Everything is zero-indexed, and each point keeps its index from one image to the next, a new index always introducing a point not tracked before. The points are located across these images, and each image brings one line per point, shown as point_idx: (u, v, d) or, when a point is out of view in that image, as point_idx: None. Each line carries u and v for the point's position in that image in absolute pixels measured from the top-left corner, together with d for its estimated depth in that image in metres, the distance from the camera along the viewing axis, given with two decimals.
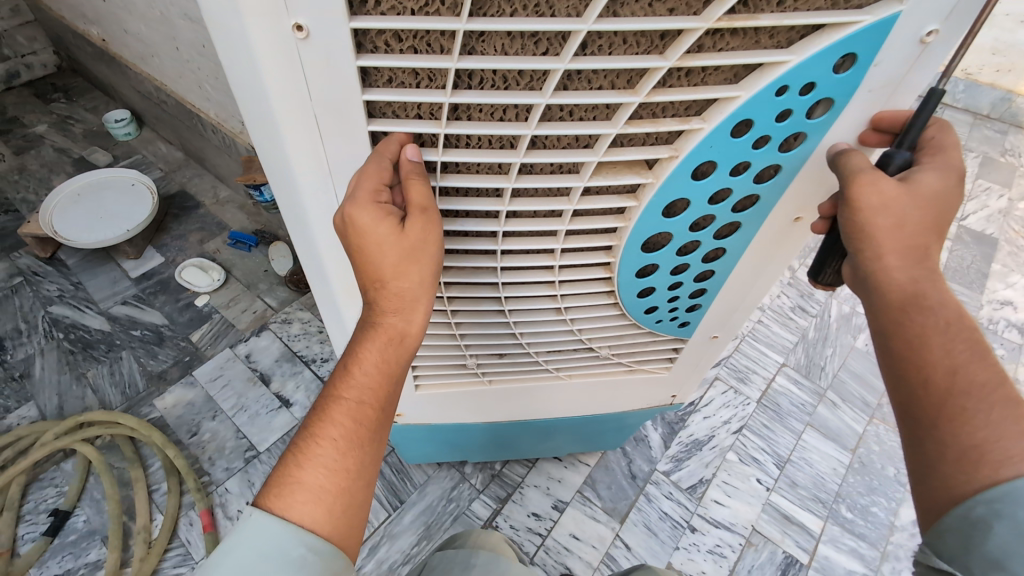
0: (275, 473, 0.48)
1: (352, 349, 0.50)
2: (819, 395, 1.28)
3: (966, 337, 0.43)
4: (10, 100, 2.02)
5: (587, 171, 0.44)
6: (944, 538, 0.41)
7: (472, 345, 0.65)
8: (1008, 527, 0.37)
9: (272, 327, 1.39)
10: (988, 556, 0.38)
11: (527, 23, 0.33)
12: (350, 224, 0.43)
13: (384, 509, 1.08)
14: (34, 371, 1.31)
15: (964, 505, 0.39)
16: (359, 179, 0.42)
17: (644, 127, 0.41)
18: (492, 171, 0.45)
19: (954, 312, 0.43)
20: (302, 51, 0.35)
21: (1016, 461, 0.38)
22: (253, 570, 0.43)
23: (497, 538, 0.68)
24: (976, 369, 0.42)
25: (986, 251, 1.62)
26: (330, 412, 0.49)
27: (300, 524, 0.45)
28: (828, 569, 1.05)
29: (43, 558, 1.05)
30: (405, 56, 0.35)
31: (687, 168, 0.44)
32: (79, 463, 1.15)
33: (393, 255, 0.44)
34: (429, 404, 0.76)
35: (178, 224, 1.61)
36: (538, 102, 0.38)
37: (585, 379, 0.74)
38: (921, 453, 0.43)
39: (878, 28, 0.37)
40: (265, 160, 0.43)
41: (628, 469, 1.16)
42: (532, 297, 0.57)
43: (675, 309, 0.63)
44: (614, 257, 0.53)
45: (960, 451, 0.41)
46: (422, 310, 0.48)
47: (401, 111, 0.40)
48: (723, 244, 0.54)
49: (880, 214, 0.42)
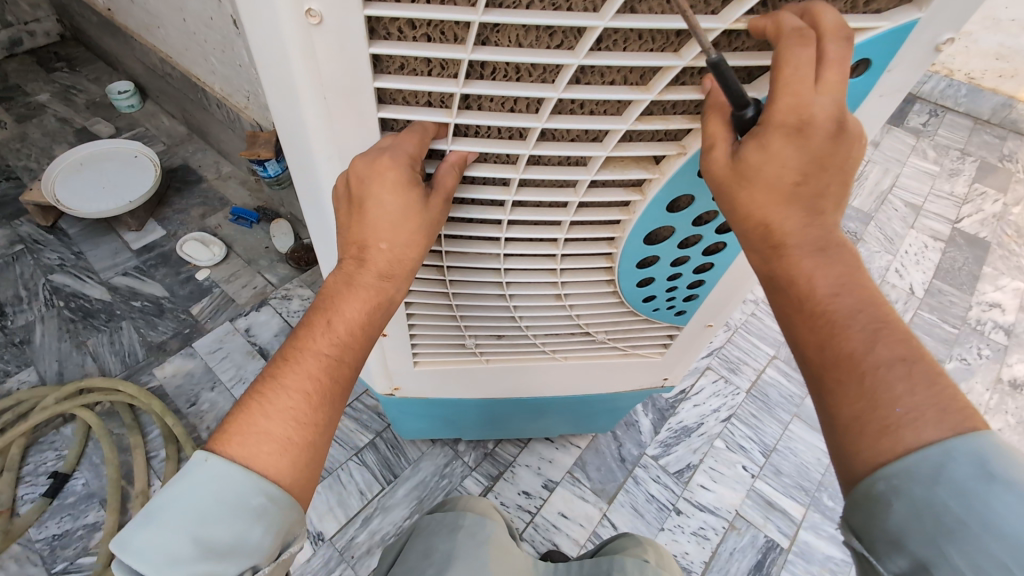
0: (234, 421, 0.46)
1: (336, 304, 0.48)
2: (807, 387, 1.30)
3: (836, 305, 0.39)
4: (12, 67, 2.00)
5: (595, 165, 0.45)
6: (854, 509, 0.36)
7: (471, 327, 0.67)
8: (904, 504, 0.34)
9: (272, 303, 1.41)
10: (887, 533, 0.34)
11: (546, 17, 0.34)
12: (374, 179, 0.42)
13: (378, 482, 1.11)
14: (34, 337, 1.32)
15: (867, 480, 0.36)
16: (399, 138, 0.41)
17: (654, 124, 0.42)
18: (500, 161, 0.47)
19: (825, 278, 0.39)
20: (314, 37, 0.36)
21: (911, 429, 0.35)
22: (209, 517, 0.42)
23: (487, 504, 0.71)
24: (845, 339, 0.38)
25: (978, 253, 1.65)
26: (303, 366, 0.48)
27: (264, 474, 0.44)
28: (807, 553, 1.09)
29: (42, 518, 1.07)
30: (417, 44, 0.37)
31: (693, 166, 0.46)
32: (78, 428, 1.17)
33: (409, 224, 0.45)
34: (426, 380, 0.78)
35: (180, 198, 1.62)
36: (551, 96, 0.39)
37: (582, 361, 0.76)
38: (828, 427, 0.39)
39: (893, 35, 0.39)
40: (282, 126, 0.45)
41: (618, 452, 1.18)
42: (534, 281, 0.58)
43: (672, 298, 0.65)
44: (615, 248, 0.55)
45: (849, 419, 0.37)
46: (407, 277, 0.50)
47: (411, 99, 0.42)
48: (724, 238, 0.56)
49: (741, 184, 0.39)
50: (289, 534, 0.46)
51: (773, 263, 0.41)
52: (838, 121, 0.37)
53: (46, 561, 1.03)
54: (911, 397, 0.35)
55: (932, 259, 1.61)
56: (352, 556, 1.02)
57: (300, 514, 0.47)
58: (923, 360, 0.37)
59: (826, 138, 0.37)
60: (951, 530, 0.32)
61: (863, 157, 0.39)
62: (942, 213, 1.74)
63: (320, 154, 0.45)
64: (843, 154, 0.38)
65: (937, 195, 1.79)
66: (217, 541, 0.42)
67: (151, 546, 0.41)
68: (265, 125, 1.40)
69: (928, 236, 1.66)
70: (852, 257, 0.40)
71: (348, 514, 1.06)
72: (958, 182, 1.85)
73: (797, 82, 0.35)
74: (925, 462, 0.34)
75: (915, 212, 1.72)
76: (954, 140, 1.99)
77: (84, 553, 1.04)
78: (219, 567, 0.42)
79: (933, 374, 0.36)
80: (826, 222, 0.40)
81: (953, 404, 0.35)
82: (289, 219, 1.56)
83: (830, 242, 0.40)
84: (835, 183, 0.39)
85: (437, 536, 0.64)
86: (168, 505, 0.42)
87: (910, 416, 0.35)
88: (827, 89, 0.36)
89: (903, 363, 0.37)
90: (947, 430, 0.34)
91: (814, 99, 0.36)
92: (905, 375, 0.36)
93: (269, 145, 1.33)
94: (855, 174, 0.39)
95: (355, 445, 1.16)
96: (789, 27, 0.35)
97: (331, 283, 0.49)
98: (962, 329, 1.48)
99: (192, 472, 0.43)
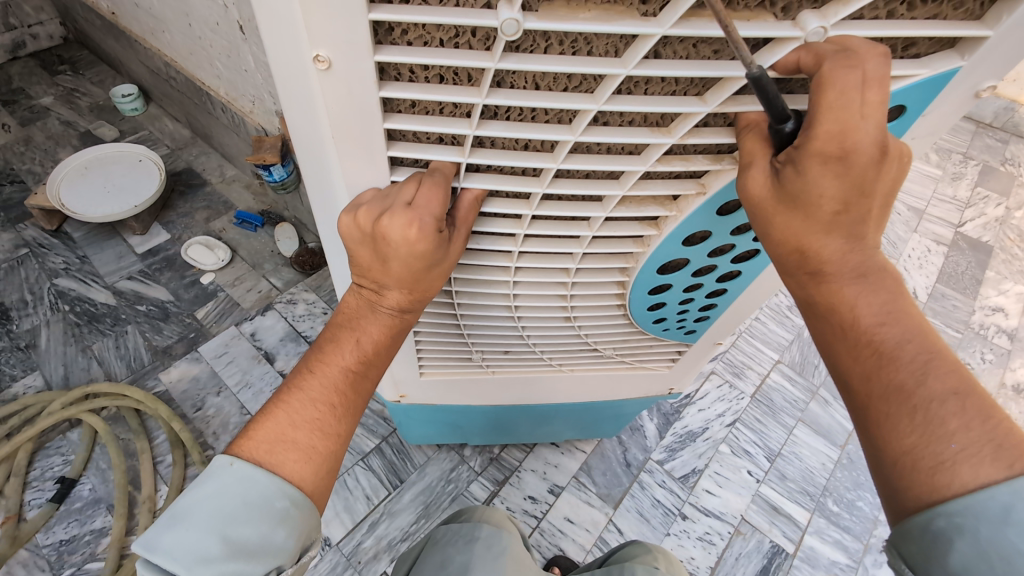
0: (257, 428, 0.47)
1: (362, 323, 0.50)
2: (811, 392, 1.31)
3: (883, 335, 0.39)
4: (16, 69, 2.01)
5: (610, 203, 0.46)
6: (906, 542, 0.37)
7: (478, 342, 0.68)
8: (970, 544, 0.34)
9: (277, 307, 1.41)
10: (948, 572, 0.34)
11: (568, 64, 0.35)
12: (401, 242, 0.42)
13: (384, 487, 1.11)
14: (40, 341, 1.32)
15: (924, 515, 0.35)
16: (421, 200, 0.41)
17: (674, 165, 0.43)
18: (514, 197, 0.48)
19: (870, 306, 0.40)
20: (323, 80, 0.36)
21: (966, 472, 0.35)
22: (233, 518, 0.42)
23: (502, 514, 0.71)
24: (894, 370, 0.38)
25: (981, 258, 1.65)
26: (329, 378, 0.49)
27: (289, 478, 0.45)
28: (812, 558, 1.09)
29: (49, 523, 1.07)
30: (430, 86, 0.37)
31: (713, 205, 0.46)
32: (84, 433, 1.18)
33: (430, 276, 0.47)
34: (434, 388, 0.79)
35: (185, 202, 1.62)
36: (568, 138, 0.40)
37: (586, 371, 0.77)
38: (876, 460, 0.39)
39: (933, 81, 0.39)
40: (301, 159, 0.46)
41: (623, 457, 1.19)
42: (545, 303, 0.59)
43: (683, 320, 0.65)
44: (628, 276, 0.55)
45: (894, 455, 0.38)
46: (425, 305, 0.50)
47: (422, 136, 0.42)
48: (739, 266, 0.57)
49: (789, 214, 0.39)
50: (308, 539, 0.47)
51: (812, 290, 0.41)
52: (882, 146, 0.35)
53: (54, 567, 1.03)
54: (966, 433, 0.35)
55: (935, 264, 1.62)
56: (359, 562, 1.02)
57: (317, 519, 0.48)
58: (977, 393, 0.37)
59: (870, 163, 0.36)
60: (1021, 570, 0.32)
61: (904, 176, 0.38)
62: (945, 217, 1.74)
63: (337, 185, 0.45)
64: (883, 179, 0.37)
65: (939, 199, 1.80)
66: (243, 541, 0.42)
67: (177, 545, 0.41)
68: (270, 131, 1.40)
69: (931, 240, 1.67)
70: (893, 281, 0.40)
71: (354, 520, 1.07)
72: (960, 186, 1.85)
73: (842, 107, 0.34)
74: (993, 501, 0.33)
75: (917, 216, 1.73)
76: (957, 143, 2.00)
77: (92, 558, 1.04)
78: (247, 566, 0.42)
79: (985, 408, 0.36)
80: (868, 246, 0.40)
81: (1008, 439, 0.35)
82: (293, 223, 1.57)
83: (876, 271, 0.40)
84: (875, 209, 0.39)
85: (453, 549, 0.65)
86: (193, 505, 0.43)
87: (964, 453, 0.35)
88: (871, 113, 0.34)
89: (955, 396, 0.36)
90: (1005, 469, 0.34)
91: (859, 123, 0.34)
92: (958, 410, 0.36)
93: (275, 149, 1.33)
94: (897, 193, 0.39)
95: (362, 450, 1.16)
96: (829, 52, 0.34)
97: (356, 311, 0.50)
98: (965, 334, 1.48)
99: (218, 474, 0.44)
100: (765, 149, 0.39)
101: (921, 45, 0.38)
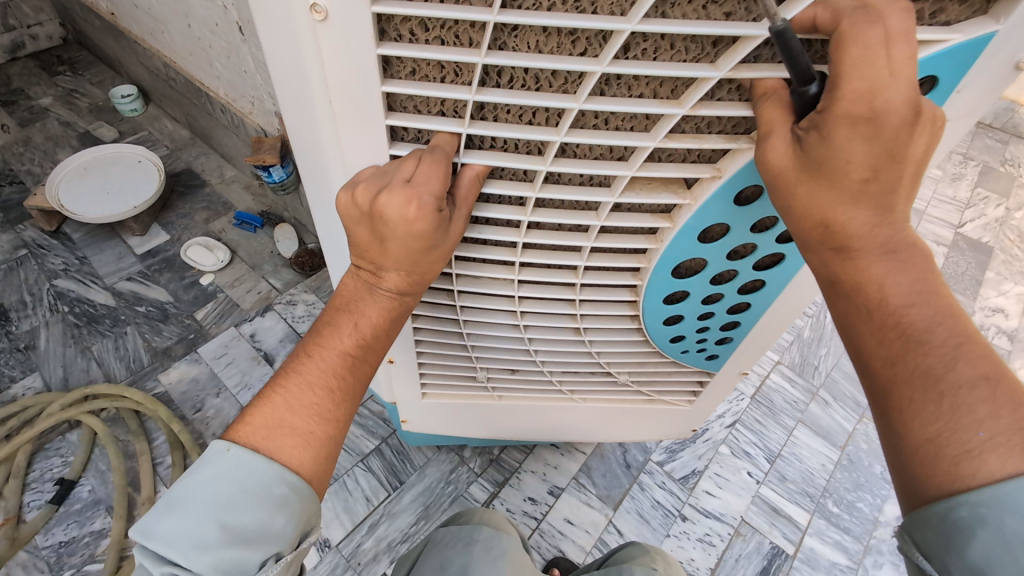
0: (257, 411, 0.47)
1: (360, 306, 0.49)
2: (810, 393, 1.31)
3: (911, 317, 0.39)
4: (14, 71, 2.00)
5: (619, 186, 0.45)
6: (922, 530, 0.36)
7: (482, 359, 0.68)
8: (993, 534, 0.33)
9: (277, 308, 1.41)
10: (967, 562, 0.34)
11: (569, 19, 0.34)
12: (399, 224, 0.42)
13: (384, 489, 1.11)
14: (39, 343, 1.32)
15: (947, 502, 0.35)
16: (420, 177, 0.41)
17: (685, 142, 0.42)
18: (517, 178, 0.47)
19: (898, 286, 0.40)
20: (320, 34, 0.35)
21: (989, 460, 0.35)
22: (230, 503, 0.43)
23: (502, 516, 0.71)
24: (923, 355, 0.38)
25: (981, 258, 1.65)
26: (326, 362, 0.49)
27: (286, 465, 0.45)
28: (812, 560, 1.09)
29: (48, 525, 1.07)
30: (429, 46, 0.37)
31: (729, 190, 0.45)
32: (84, 434, 1.18)
33: (428, 259, 0.46)
34: (437, 411, 0.79)
35: (184, 203, 1.62)
36: (571, 106, 0.39)
37: (597, 403, 0.76)
38: (893, 444, 0.39)
39: (966, 48, 0.38)
40: (296, 136, 0.46)
41: (623, 458, 1.19)
42: (554, 311, 0.59)
43: (703, 339, 0.65)
44: (640, 279, 0.55)
45: (915, 441, 0.38)
46: (425, 288, 0.50)
47: (422, 106, 0.42)
48: (761, 276, 0.56)
49: (815, 189, 0.38)
50: (308, 526, 0.47)
51: (836, 268, 0.41)
52: (913, 106, 0.35)
53: (52, 569, 1.03)
54: (996, 421, 0.35)
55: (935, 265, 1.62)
56: (358, 563, 1.02)
57: (317, 505, 0.48)
58: (1009, 380, 0.36)
59: (903, 124, 0.35)
60: None
61: (938, 141, 0.38)
62: (944, 218, 1.74)
63: (333, 161, 0.45)
64: (916, 143, 0.36)
65: (939, 200, 1.80)
66: (241, 528, 0.43)
67: (173, 531, 0.41)
68: (270, 131, 1.40)
69: (931, 242, 1.67)
70: (922, 259, 0.40)
71: (354, 521, 1.06)
72: (960, 187, 1.85)
73: (867, 63, 0.34)
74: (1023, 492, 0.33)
75: (917, 217, 1.73)
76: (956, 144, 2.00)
77: (91, 560, 1.04)
78: (244, 553, 0.42)
79: (1016, 396, 0.35)
80: (896, 224, 0.40)
81: None
82: (293, 224, 1.57)
83: (905, 248, 0.39)
84: (906, 177, 0.38)
85: (453, 551, 0.65)
86: (190, 492, 0.43)
87: (992, 441, 0.35)
88: (900, 73, 0.34)
89: (986, 382, 0.36)
90: None
91: (888, 81, 0.34)
92: (988, 397, 0.36)
93: (274, 149, 1.33)
94: (930, 158, 0.38)
95: (361, 451, 1.16)
96: (848, 9, 0.34)
97: (352, 293, 0.50)
98: None
99: (215, 460, 0.44)
100: (787, 116, 0.38)
101: (951, 10, 0.38)
